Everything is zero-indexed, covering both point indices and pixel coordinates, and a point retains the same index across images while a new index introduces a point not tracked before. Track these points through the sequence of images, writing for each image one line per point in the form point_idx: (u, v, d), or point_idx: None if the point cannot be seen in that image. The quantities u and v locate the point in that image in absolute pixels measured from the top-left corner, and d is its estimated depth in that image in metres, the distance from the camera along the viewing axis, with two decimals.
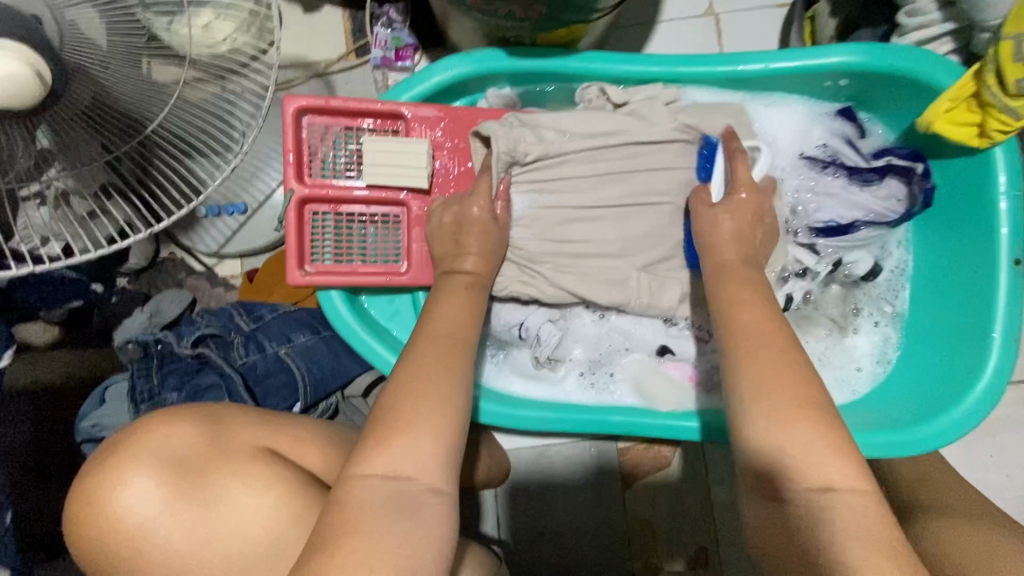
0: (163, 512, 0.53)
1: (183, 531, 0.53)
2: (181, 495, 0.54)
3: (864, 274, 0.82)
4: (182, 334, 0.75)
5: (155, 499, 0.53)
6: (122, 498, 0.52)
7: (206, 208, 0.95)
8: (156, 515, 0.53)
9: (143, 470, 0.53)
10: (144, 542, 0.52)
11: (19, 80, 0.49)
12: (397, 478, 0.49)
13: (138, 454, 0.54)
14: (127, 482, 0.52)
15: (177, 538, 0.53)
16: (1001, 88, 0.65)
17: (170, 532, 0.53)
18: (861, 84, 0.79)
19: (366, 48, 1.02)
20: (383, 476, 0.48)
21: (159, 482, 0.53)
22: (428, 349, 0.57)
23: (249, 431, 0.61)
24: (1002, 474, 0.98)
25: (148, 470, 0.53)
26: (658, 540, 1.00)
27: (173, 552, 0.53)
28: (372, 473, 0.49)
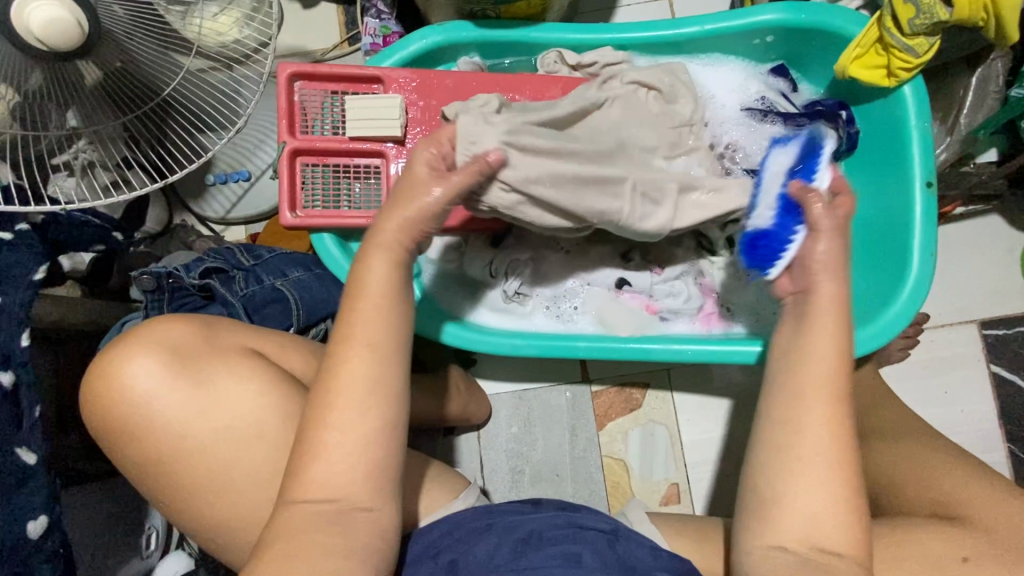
0: (162, 386, 0.62)
1: (179, 402, 0.62)
2: (179, 375, 0.63)
3: None
4: (190, 267, 0.83)
5: (157, 376, 0.62)
6: (130, 373, 0.61)
7: (215, 175, 1.07)
8: (154, 389, 0.62)
9: (149, 354, 0.62)
10: (148, 408, 0.61)
11: (63, 26, 0.61)
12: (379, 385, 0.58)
13: (144, 343, 0.63)
14: (136, 361, 0.62)
15: (174, 408, 0.62)
16: (898, 30, 0.75)
17: (170, 402, 0.62)
18: (786, 41, 0.89)
19: (357, 37, 1.15)
20: (355, 404, 0.57)
21: (162, 364, 0.62)
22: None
23: (239, 333, 0.69)
24: (955, 408, 1.05)
25: (153, 355, 0.62)
26: (632, 478, 1.06)
27: (171, 419, 0.62)
28: (309, 498, 0.57)
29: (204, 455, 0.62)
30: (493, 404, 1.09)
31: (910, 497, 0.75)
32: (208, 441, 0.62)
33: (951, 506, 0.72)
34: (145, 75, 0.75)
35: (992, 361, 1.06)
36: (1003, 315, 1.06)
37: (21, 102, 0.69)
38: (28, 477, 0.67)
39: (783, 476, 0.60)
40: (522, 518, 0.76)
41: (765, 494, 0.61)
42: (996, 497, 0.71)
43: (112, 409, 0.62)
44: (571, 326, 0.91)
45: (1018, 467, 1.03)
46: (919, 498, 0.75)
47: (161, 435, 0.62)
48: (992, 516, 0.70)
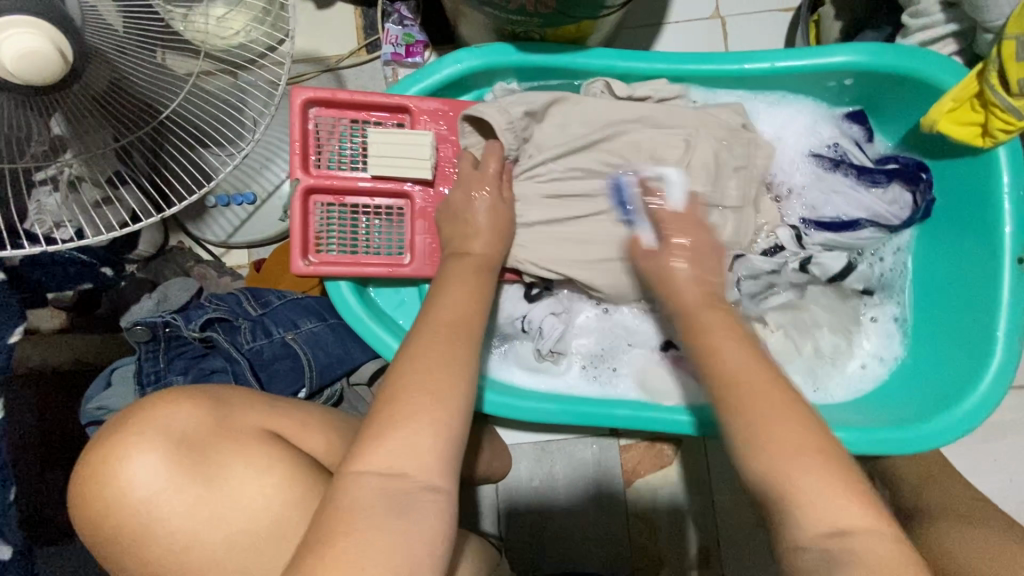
0: (166, 488, 0.52)
1: (186, 505, 0.52)
2: (186, 472, 0.53)
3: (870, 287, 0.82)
4: (190, 316, 0.73)
5: (159, 475, 0.52)
6: (128, 471, 0.51)
7: (215, 198, 0.96)
8: (157, 491, 0.51)
9: (149, 447, 0.52)
10: (149, 515, 0.51)
11: (42, 58, 0.51)
12: (405, 475, 0.48)
13: (143, 432, 0.53)
14: (134, 457, 0.51)
15: (180, 513, 0.52)
16: (1005, 88, 0.66)
17: (175, 506, 0.52)
18: (865, 84, 0.80)
19: (376, 44, 1.04)
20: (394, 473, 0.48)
21: (165, 458, 0.52)
22: (438, 358, 0.55)
23: (254, 412, 0.59)
24: (1007, 478, 0.99)
25: (154, 448, 0.52)
26: (659, 537, 0.99)
27: (175, 528, 0.52)
28: (369, 471, 0.48)
29: (217, 567, 0.53)
30: (513, 455, 1.02)
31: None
32: (221, 551, 0.53)
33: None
34: (142, 92, 0.64)
35: None
36: None
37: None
38: None
39: None
40: None
41: None
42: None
43: (104, 515, 0.52)
44: (609, 389, 0.84)
45: None
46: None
47: (163, 548, 0.52)
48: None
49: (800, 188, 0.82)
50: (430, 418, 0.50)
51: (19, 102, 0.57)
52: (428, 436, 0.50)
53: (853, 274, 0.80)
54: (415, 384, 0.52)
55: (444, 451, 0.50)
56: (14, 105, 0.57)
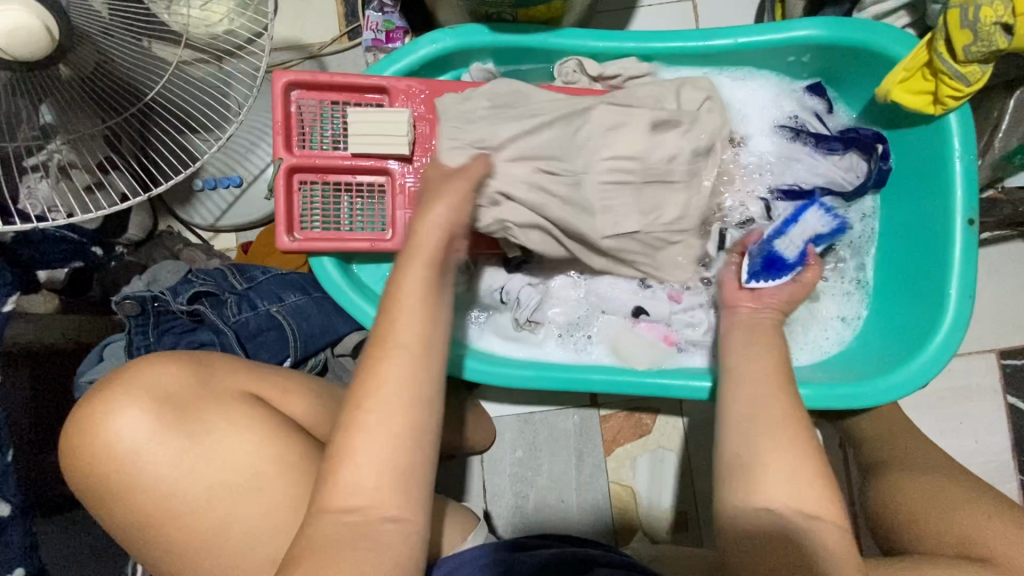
0: (151, 439, 0.55)
1: (170, 457, 0.55)
2: (170, 426, 0.56)
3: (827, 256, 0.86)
4: (178, 290, 0.76)
5: (144, 428, 0.55)
6: (115, 425, 0.55)
7: (203, 180, 0.99)
8: (145, 443, 0.55)
9: (134, 403, 0.55)
10: (135, 465, 0.55)
11: (29, 33, 0.53)
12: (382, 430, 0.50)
13: (126, 390, 0.56)
14: (119, 413, 0.55)
15: (165, 465, 0.55)
16: (952, 56, 0.70)
17: (159, 458, 0.55)
18: (823, 58, 0.83)
19: (357, 31, 1.07)
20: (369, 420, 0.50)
21: (150, 413, 0.56)
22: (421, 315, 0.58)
23: (237, 374, 0.62)
24: (973, 440, 1.02)
25: (138, 403, 0.56)
26: (639, 503, 1.02)
27: (160, 478, 0.55)
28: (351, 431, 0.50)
29: (200, 518, 0.55)
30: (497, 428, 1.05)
31: (931, 535, 0.69)
32: (200, 503, 0.55)
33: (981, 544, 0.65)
34: (127, 75, 0.66)
35: (1009, 393, 1.03)
36: None
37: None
38: None
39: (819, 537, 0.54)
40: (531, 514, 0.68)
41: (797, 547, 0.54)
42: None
43: (96, 466, 0.55)
44: (586, 354, 0.87)
45: None
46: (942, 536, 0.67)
47: (147, 496, 0.55)
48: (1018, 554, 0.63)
49: (759, 166, 0.86)
50: (403, 381, 0.52)
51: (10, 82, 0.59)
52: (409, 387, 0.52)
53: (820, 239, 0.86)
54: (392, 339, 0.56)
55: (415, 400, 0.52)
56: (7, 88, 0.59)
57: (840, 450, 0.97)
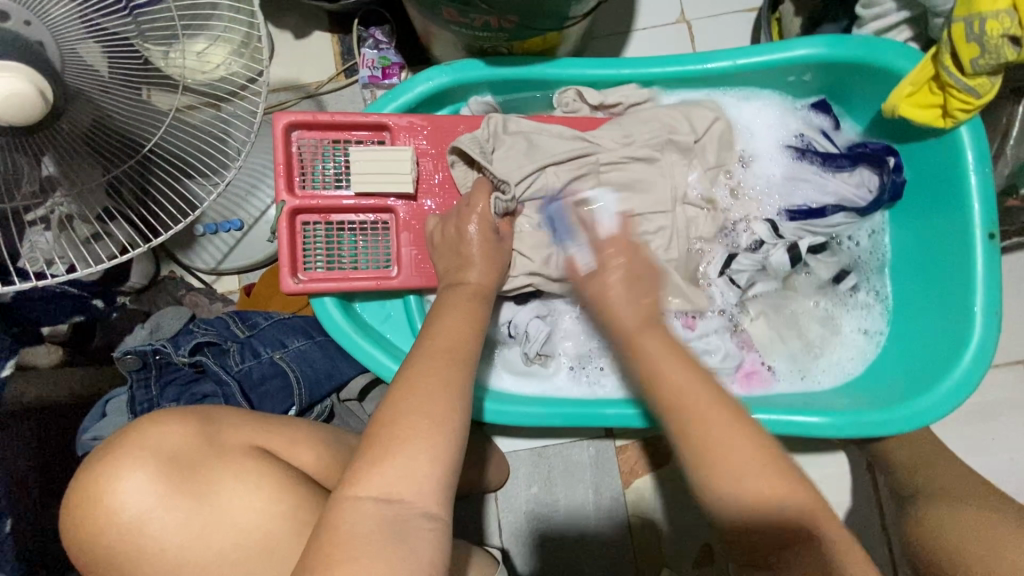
0: (155, 505, 0.50)
1: (177, 523, 0.50)
2: (175, 489, 0.51)
3: (832, 278, 0.83)
4: (179, 342, 0.74)
5: (148, 493, 0.50)
6: (116, 492, 0.49)
7: (204, 225, 0.98)
8: (148, 510, 0.50)
9: (136, 467, 0.50)
10: (139, 535, 0.49)
11: (23, 99, 0.53)
12: (395, 502, 0.48)
13: (129, 451, 0.51)
14: (122, 477, 0.50)
15: (172, 531, 0.50)
16: (959, 69, 0.68)
17: (164, 524, 0.50)
18: (825, 76, 0.82)
19: (354, 69, 1.07)
20: (384, 499, 0.48)
21: (152, 476, 0.50)
22: (431, 363, 0.56)
23: (241, 429, 0.57)
24: (1008, 457, 0.98)
25: (140, 467, 0.50)
26: (660, 535, 0.99)
27: (168, 546, 0.50)
28: (367, 496, 0.48)
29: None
30: (511, 463, 1.01)
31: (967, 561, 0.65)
32: (214, 566, 0.51)
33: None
34: (125, 127, 0.65)
35: None
36: None
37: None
38: None
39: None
40: None
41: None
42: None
43: (98, 535, 0.50)
44: (599, 386, 0.84)
45: None
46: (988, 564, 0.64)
47: (156, 567, 0.49)
48: None
49: (767, 187, 0.85)
50: (420, 450, 0.50)
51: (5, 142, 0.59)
52: (417, 443, 0.50)
53: (829, 254, 0.84)
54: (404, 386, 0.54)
55: (427, 454, 0.50)
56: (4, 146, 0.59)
57: (869, 473, 0.93)
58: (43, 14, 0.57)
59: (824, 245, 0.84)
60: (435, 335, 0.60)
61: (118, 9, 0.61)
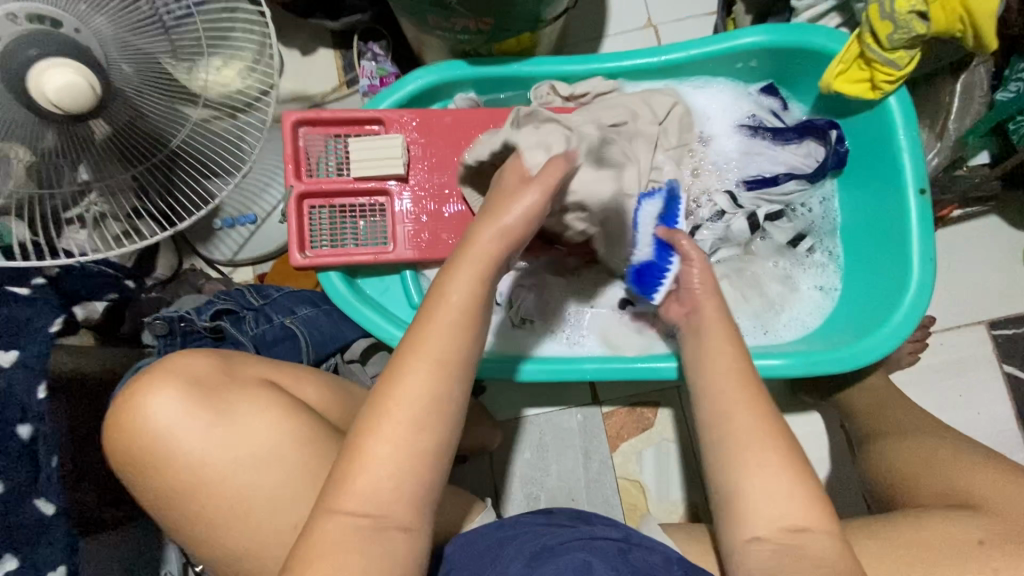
0: (181, 418, 0.59)
1: (199, 433, 0.59)
2: (199, 407, 0.60)
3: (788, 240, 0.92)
4: (201, 310, 0.84)
5: (176, 408, 0.59)
6: (149, 407, 0.59)
7: (222, 219, 1.09)
8: (176, 422, 0.59)
9: (167, 389, 0.60)
10: (168, 441, 0.59)
11: (77, 91, 0.63)
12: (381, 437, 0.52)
13: (160, 377, 0.60)
14: (154, 396, 0.59)
15: (195, 441, 0.59)
16: (879, 45, 0.78)
17: (189, 434, 0.59)
18: (769, 62, 0.92)
19: (355, 80, 1.19)
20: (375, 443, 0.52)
21: (179, 396, 0.60)
22: None
23: (256, 365, 0.66)
24: (972, 411, 1.06)
25: (170, 389, 0.60)
26: (649, 496, 1.05)
27: (191, 451, 0.59)
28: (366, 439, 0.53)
29: (229, 487, 0.59)
30: (505, 432, 1.08)
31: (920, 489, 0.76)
32: (229, 472, 0.59)
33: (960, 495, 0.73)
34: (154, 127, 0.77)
35: (1004, 361, 1.07)
36: (1011, 316, 1.08)
37: (35, 160, 0.72)
38: (45, 530, 0.68)
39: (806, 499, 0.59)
40: (533, 530, 0.79)
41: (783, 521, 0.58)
42: (1006, 482, 0.72)
43: (132, 442, 0.60)
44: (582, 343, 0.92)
45: None
46: (928, 487, 0.75)
47: (181, 467, 0.59)
48: (1000, 501, 0.70)
49: (726, 164, 0.95)
50: None
51: (56, 143, 0.72)
52: None
53: (783, 220, 0.93)
54: None
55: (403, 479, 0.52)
56: (53, 149, 0.72)
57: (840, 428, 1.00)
58: (89, 24, 0.67)
59: (779, 212, 0.93)
60: None
61: (150, 28, 0.72)
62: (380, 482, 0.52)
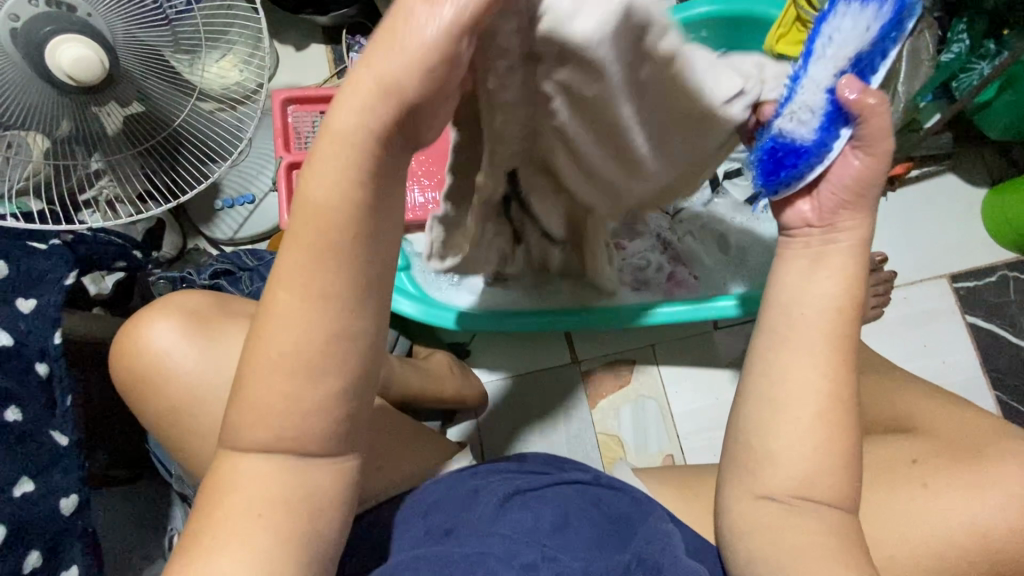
0: (178, 340, 0.66)
1: (195, 357, 0.66)
2: (194, 331, 0.66)
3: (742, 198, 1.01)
4: (200, 270, 0.92)
5: (171, 333, 0.66)
6: (148, 331, 0.66)
7: (222, 200, 1.18)
8: (172, 344, 0.66)
9: (163, 316, 0.66)
10: (165, 362, 0.65)
11: (89, 63, 0.72)
12: (286, 422, 0.46)
13: (159, 309, 0.67)
14: (151, 324, 0.66)
15: (193, 363, 0.66)
16: (810, 6, 0.85)
17: (185, 355, 0.65)
18: (718, 32, 1.00)
19: (345, 70, 1.29)
20: (275, 427, 0.46)
21: (175, 323, 0.66)
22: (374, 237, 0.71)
23: (249, 304, 0.74)
24: (939, 360, 1.09)
25: (167, 317, 0.67)
26: (627, 449, 1.09)
27: (187, 370, 0.65)
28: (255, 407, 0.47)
29: (213, 407, 0.65)
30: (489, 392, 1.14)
31: (871, 417, 0.78)
32: (219, 392, 0.65)
33: (903, 418, 0.75)
34: (154, 107, 0.86)
35: (967, 311, 1.10)
36: (970, 268, 1.12)
37: (50, 145, 0.81)
38: (59, 458, 0.73)
39: (823, 477, 0.56)
40: (504, 476, 0.77)
41: (758, 452, 0.58)
42: (947, 405, 0.74)
43: (130, 364, 0.66)
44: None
45: (1008, 413, 1.06)
46: (878, 417, 0.78)
47: (179, 389, 0.65)
48: (943, 423, 0.71)
49: None
50: None
51: (69, 127, 0.80)
52: None
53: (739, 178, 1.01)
54: None
55: (314, 416, 0.46)
56: (67, 131, 0.80)
57: None
58: (97, 8, 0.75)
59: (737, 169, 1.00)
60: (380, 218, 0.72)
61: (157, 22, 0.81)
62: (273, 416, 0.46)
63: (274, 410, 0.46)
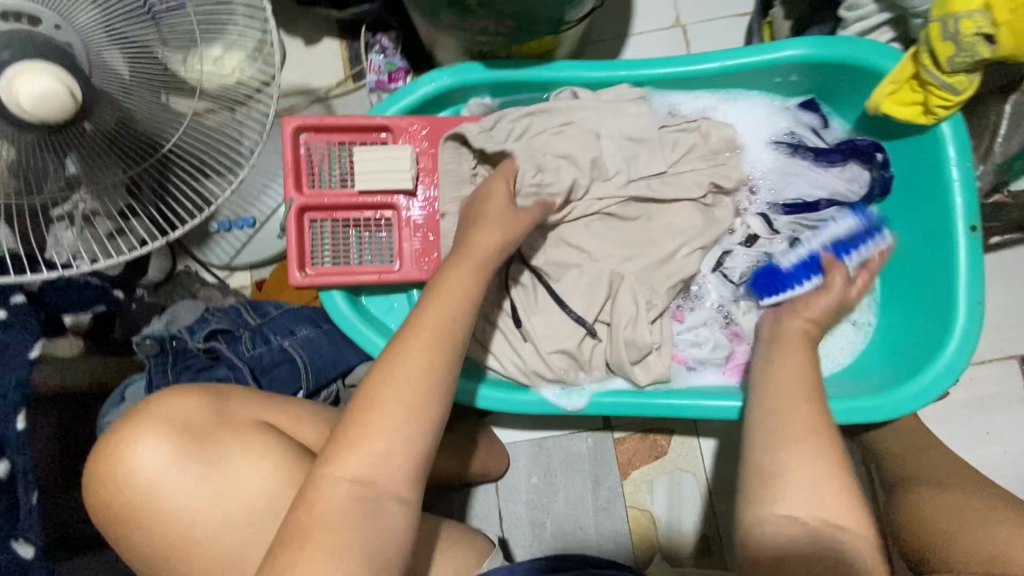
0: (168, 467, 0.57)
1: (189, 487, 0.57)
2: (185, 454, 0.57)
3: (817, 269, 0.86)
4: (194, 329, 0.80)
5: (160, 458, 0.56)
6: (134, 457, 0.56)
7: (218, 222, 1.02)
8: (161, 473, 0.56)
9: (152, 436, 0.57)
10: (153, 493, 0.56)
11: (53, 96, 0.55)
12: (365, 482, 0.52)
13: (145, 424, 0.57)
14: (139, 445, 0.56)
15: (185, 494, 0.56)
16: (937, 67, 0.71)
17: (177, 484, 0.56)
18: (810, 77, 0.85)
19: (362, 74, 1.12)
20: (353, 480, 0.52)
21: (165, 444, 0.57)
22: (419, 334, 0.58)
23: (252, 404, 0.63)
24: (1001, 450, 1.00)
25: (155, 437, 0.57)
26: (659, 526, 1.01)
27: (179, 504, 0.56)
28: (341, 477, 0.52)
29: (211, 542, 0.57)
30: (511, 454, 1.04)
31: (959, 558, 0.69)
32: (217, 527, 0.57)
33: None
34: (143, 126, 0.65)
35: None
36: None
37: (16, 158, 0.60)
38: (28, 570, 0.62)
39: None
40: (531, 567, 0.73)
41: None
42: None
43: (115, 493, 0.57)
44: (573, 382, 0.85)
45: None
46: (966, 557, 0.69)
47: (169, 525, 0.56)
48: None
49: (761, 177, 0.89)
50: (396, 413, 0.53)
51: (37, 141, 0.60)
52: (406, 417, 0.53)
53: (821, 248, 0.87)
54: (398, 379, 0.55)
55: (396, 460, 0.53)
56: (34, 145, 0.60)
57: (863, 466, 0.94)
58: (71, 20, 0.58)
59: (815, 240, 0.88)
60: (427, 305, 0.61)
61: (139, 14, 0.61)
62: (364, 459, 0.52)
63: (370, 463, 0.52)
